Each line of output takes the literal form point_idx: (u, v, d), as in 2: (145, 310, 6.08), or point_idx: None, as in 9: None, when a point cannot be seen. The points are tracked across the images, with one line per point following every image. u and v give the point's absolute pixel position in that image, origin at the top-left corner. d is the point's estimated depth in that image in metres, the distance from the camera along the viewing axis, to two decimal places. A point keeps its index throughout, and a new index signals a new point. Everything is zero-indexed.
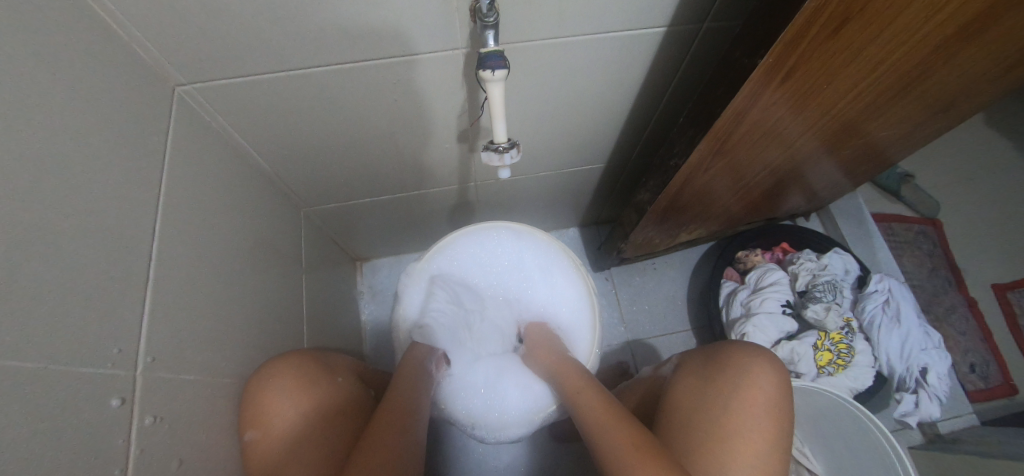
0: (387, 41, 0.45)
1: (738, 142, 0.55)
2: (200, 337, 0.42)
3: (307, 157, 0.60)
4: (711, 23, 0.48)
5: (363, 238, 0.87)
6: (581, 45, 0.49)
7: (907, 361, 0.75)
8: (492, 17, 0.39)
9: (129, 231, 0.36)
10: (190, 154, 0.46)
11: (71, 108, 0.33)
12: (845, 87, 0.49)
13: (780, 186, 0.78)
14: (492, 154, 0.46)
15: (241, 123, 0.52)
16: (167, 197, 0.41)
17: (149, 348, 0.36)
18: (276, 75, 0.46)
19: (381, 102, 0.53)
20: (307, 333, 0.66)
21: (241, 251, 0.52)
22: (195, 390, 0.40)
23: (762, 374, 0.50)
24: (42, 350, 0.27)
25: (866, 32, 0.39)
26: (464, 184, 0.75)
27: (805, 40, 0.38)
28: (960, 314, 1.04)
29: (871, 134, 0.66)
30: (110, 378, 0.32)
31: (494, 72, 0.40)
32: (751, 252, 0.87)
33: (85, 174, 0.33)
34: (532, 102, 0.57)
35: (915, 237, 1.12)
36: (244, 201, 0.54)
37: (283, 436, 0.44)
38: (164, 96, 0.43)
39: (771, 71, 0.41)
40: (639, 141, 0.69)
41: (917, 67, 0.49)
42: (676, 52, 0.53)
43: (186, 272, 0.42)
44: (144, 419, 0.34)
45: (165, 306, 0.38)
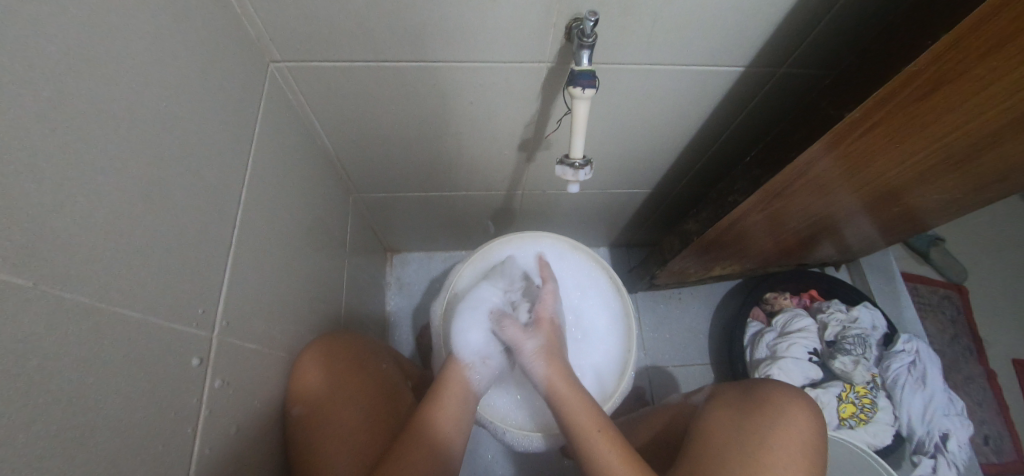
0: (480, 46, 0.46)
1: (795, 190, 0.56)
2: (263, 308, 0.43)
3: (371, 146, 0.62)
4: (790, 68, 0.50)
5: (400, 230, 0.88)
6: (662, 73, 0.50)
7: (928, 424, 0.74)
8: (592, 38, 0.41)
9: (220, 197, 0.37)
10: (274, 129, 0.47)
11: (187, 74, 0.34)
12: (916, 150, 0.50)
13: (818, 236, 0.78)
14: (567, 168, 0.47)
15: (320, 105, 0.53)
16: (252, 169, 0.42)
17: (225, 313, 0.36)
18: (366, 64, 0.48)
19: (456, 103, 0.55)
20: (343, 317, 0.67)
21: (301, 229, 0.53)
22: (255, 359, 0.40)
23: (800, 415, 0.51)
24: (145, 303, 0.28)
25: (952, 103, 0.40)
26: (511, 191, 0.76)
27: (895, 100, 0.39)
28: (978, 385, 1.03)
29: (923, 197, 0.66)
30: (193, 338, 0.33)
31: (583, 90, 0.42)
32: (780, 294, 0.87)
33: (191, 138, 0.34)
34: (599, 121, 0.58)
35: (939, 301, 1.11)
36: (309, 181, 0.55)
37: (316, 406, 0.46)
38: (261, 70, 0.45)
39: (853, 127, 0.42)
40: (691, 172, 0.70)
41: (989, 139, 0.49)
42: (748, 91, 0.54)
43: (258, 243, 0.43)
44: (215, 382, 0.34)
45: (240, 273, 0.39)
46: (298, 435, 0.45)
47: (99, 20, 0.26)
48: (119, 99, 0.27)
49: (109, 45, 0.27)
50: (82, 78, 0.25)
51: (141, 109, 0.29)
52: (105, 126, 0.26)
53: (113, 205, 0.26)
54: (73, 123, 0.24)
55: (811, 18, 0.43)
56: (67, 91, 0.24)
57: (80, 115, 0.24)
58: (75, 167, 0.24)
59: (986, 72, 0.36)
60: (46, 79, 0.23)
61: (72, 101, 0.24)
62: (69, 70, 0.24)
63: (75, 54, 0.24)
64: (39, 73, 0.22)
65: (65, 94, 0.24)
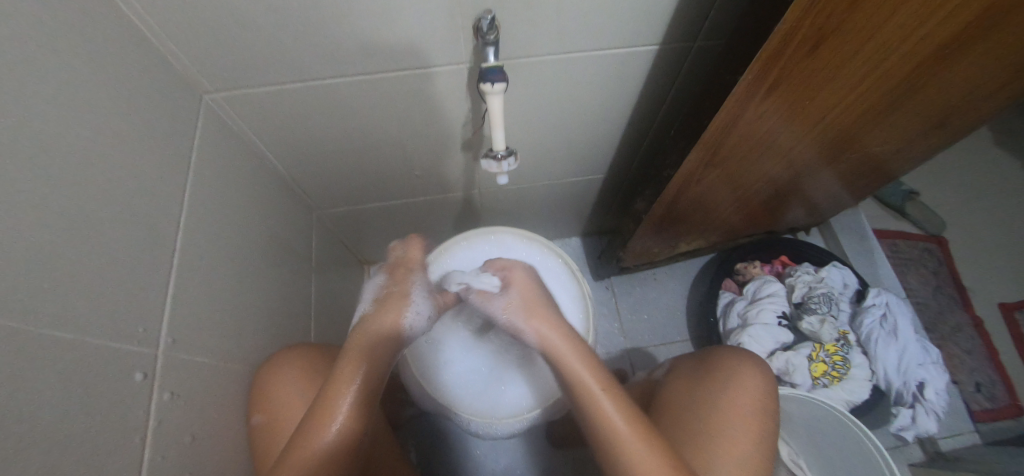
0: (396, 55, 0.48)
1: (727, 156, 0.57)
2: (214, 324, 0.45)
3: (321, 162, 0.64)
4: (703, 41, 0.51)
5: (371, 241, 0.90)
6: (578, 61, 0.52)
7: (904, 375, 0.75)
8: (492, 34, 0.43)
9: (157, 223, 0.39)
10: (214, 157, 0.50)
11: (114, 112, 0.36)
12: (832, 101, 0.51)
13: (777, 198, 0.80)
14: (492, 161, 0.49)
15: (261, 129, 0.56)
16: (192, 195, 0.45)
17: (170, 330, 0.39)
18: (296, 84, 0.50)
19: (392, 113, 0.57)
20: (314, 329, 0.69)
21: (256, 248, 0.55)
22: (209, 373, 0.43)
23: (751, 376, 0.52)
24: (82, 324, 0.31)
25: (843, 50, 0.42)
26: (468, 191, 0.78)
27: (784, 58, 0.41)
28: (966, 334, 1.03)
29: (866, 147, 0.68)
30: (135, 355, 0.35)
31: (493, 85, 0.44)
32: (751, 264, 0.88)
33: (123, 171, 0.36)
34: (533, 113, 0.60)
35: (919, 254, 1.11)
36: (260, 202, 0.58)
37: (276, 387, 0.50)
38: (193, 102, 0.47)
39: (754, 86, 0.44)
40: (638, 153, 0.72)
41: (902, 84, 0.51)
42: (669, 67, 0.55)
43: (206, 264, 0.45)
44: (163, 394, 0.37)
45: (185, 293, 0.41)
46: (263, 439, 0.48)
47: (26, 71, 0.29)
48: (50, 141, 0.30)
49: (35, 93, 0.29)
50: (16, 126, 0.28)
51: (70, 147, 0.32)
52: (37, 166, 0.29)
53: (47, 236, 0.29)
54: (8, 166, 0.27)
55: None
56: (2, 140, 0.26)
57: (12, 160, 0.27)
58: (10, 204, 0.27)
59: (862, 16, 0.38)
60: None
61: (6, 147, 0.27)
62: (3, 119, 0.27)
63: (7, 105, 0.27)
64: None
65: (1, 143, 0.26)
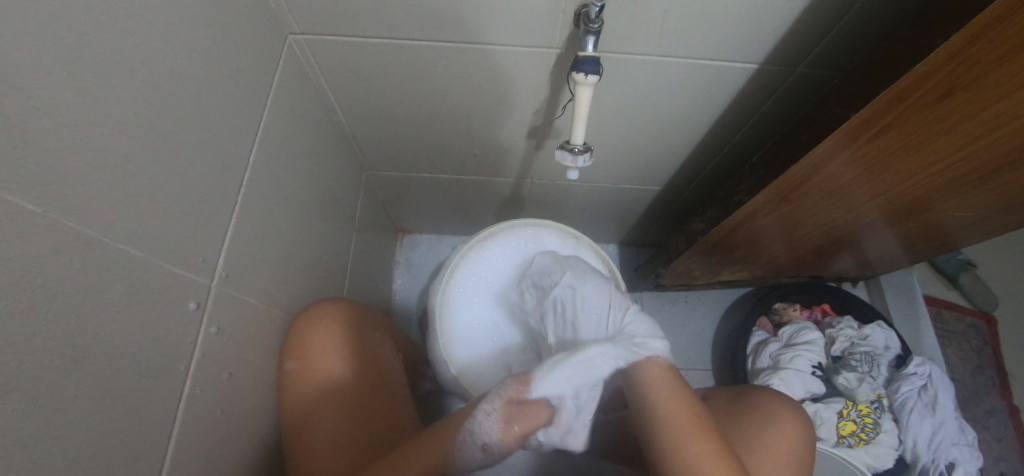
0: (490, 28, 0.46)
1: (805, 193, 0.55)
2: (263, 266, 0.45)
3: (385, 123, 0.63)
4: (805, 68, 0.48)
5: (411, 211, 0.90)
6: (672, 66, 0.50)
7: (935, 452, 0.71)
8: (598, 24, 0.41)
9: (230, 157, 0.39)
10: (289, 100, 0.49)
11: (204, 36, 0.35)
12: (928, 162, 0.48)
13: (835, 246, 0.76)
14: (567, 153, 0.47)
15: (336, 80, 0.55)
16: (262, 134, 0.44)
17: (226, 265, 0.39)
18: (381, 41, 0.49)
19: (468, 86, 0.56)
20: (347, 287, 0.69)
21: (310, 197, 0.55)
22: (252, 314, 0.43)
23: (790, 425, 0.50)
24: (146, 244, 0.30)
25: (965, 111, 0.38)
26: (520, 179, 0.77)
27: (903, 103, 0.38)
28: (999, 420, 0.98)
29: (942, 212, 0.63)
30: (191, 283, 0.35)
31: (587, 76, 0.42)
32: (790, 305, 0.85)
33: (205, 98, 0.36)
34: (608, 111, 0.58)
35: (965, 329, 1.06)
36: (321, 153, 0.58)
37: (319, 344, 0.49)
38: (279, 41, 0.46)
39: (861, 127, 0.41)
40: (703, 172, 0.69)
41: (1009, 158, 0.46)
42: (761, 90, 0.53)
43: (264, 205, 0.45)
44: (211, 328, 0.37)
45: (243, 231, 0.41)
46: (292, 388, 0.47)
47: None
48: (135, 51, 0.29)
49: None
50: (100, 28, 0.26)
51: (154, 61, 0.30)
52: (119, 74, 0.28)
53: (124, 149, 0.28)
54: (83, 68, 0.25)
55: (827, 17, 0.42)
56: (81, 39, 0.25)
57: (90, 62, 0.26)
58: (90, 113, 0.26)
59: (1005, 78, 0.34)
60: (56, 22, 0.24)
61: (85, 48, 0.25)
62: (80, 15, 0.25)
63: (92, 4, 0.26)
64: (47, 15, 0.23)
65: (81, 43, 0.25)
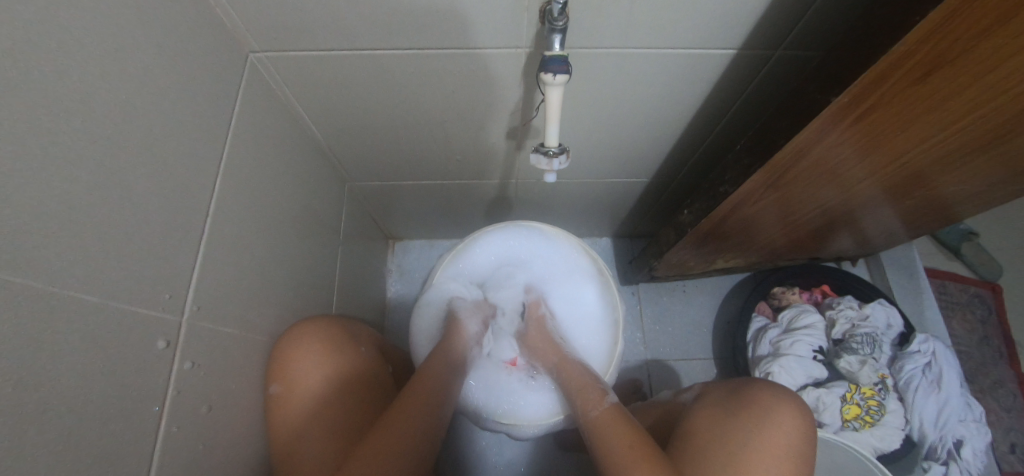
0: (453, 31, 0.45)
1: (794, 179, 0.53)
2: (239, 293, 0.44)
3: (360, 134, 0.62)
4: (785, 50, 0.47)
5: (399, 218, 0.88)
6: (645, 58, 0.48)
7: (941, 430, 0.70)
8: (562, 21, 0.39)
9: (192, 186, 0.38)
10: (254, 120, 0.48)
11: (153, 63, 0.34)
12: (920, 137, 0.46)
13: (829, 228, 0.74)
14: (541, 157, 0.46)
15: (304, 94, 0.53)
16: (228, 158, 0.43)
17: (196, 297, 0.38)
18: (344, 52, 0.47)
19: (440, 91, 0.54)
20: (335, 302, 0.68)
21: (286, 217, 0.54)
22: (230, 343, 0.42)
23: (788, 417, 0.49)
24: (104, 286, 0.29)
25: (952, 84, 0.36)
26: (505, 180, 0.75)
27: (886, 83, 0.36)
28: (1008, 390, 0.97)
29: (939, 186, 0.62)
30: (157, 321, 0.34)
31: (555, 76, 0.40)
32: (789, 289, 0.85)
33: (158, 128, 0.34)
34: (586, 107, 0.56)
35: (969, 300, 1.04)
36: (295, 170, 0.56)
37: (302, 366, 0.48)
38: (239, 61, 0.45)
39: (844, 111, 0.39)
40: (689, 161, 0.68)
41: (1004, 126, 0.44)
42: (742, 76, 0.51)
43: (235, 230, 0.44)
44: (183, 364, 0.36)
45: (213, 260, 0.40)
46: (277, 412, 0.47)
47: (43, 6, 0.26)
48: (73, 87, 0.28)
49: (56, 33, 0.27)
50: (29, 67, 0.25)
51: (95, 95, 0.29)
52: (53, 112, 0.26)
53: (70, 190, 0.27)
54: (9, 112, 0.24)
55: None
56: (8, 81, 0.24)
57: (22, 104, 0.24)
58: (29, 158, 0.25)
59: (988, 50, 0.32)
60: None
61: (16, 90, 0.24)
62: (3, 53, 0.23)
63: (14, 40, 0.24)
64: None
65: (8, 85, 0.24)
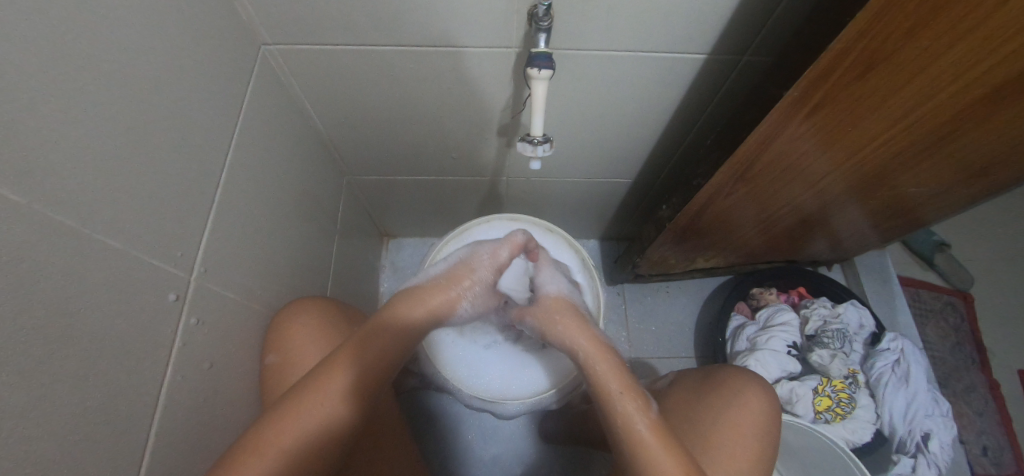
0: (448, 31, 0.50)
1: (761, 174, 0.58)
2: (244, 263, 0.47)
3: (361, 128, 0.66)
4: (750, 56, 0.52)
5: (393, 214, 0.92)
6: (624, 60, 0.53)
7: (910, 424, 0.73)
8: (547, 21, 0.44)
9: (207, 159, 0.42)
10: (264, 106, 0.52)
11: (179, 45, 0.38)
12: (871, 135, 0.51)
13: (803, 228, 0.79)
14: (527, 145, 0.50)
15: (309, 86, 0.58)
16: (239, 137, 0.47)
17: (204, 260, 0.41)
18: (349, 47, 0.52)
19: (436, 88, 0.59)
20: (330, 288, 0.71)
21: (289, 200, 0.58)
22: (233, 308, 0.45)
23: (754, 396, 0.52)
24: (127, 237, 0.33)
25: (890, 82, 0.42)
26: (496, 178, 0.80)
27: (830, 79, 0.41)
28: (980, 394, 1.00)
29: (901, 186, 0.66)
30: (170, 276, 0.37)
31: (540, 71, 0.45)
32: (766, 290, 0.88)
33: (179, 103, 0.38)
34: (571, 106, 0.61)
35: (942, 307, 1.08)
36: (298, 157, 0.60)
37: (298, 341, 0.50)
38: (252, 51, 0.49)
39: (796, 104, 0.44)
40: (670, 161, 0.73)
41: (943, 127, 0.50)
42: (712, 78, 0.56)
43: (242, 205, 0.47)
44: (190, 319, 0.39)
45: (221, 228, 0.43)
46: (272, 381, 0.49)
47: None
48: (110, 54, 0.31)
49: (99, 6, 0.30)
50: (73, 33, 0.28)
51: (128, 67, 0.33)
52: (90, 73, 0.30)
53: (105, 144, 0.31)
54: (44, 61, 0.27)
55: (762, 7, 0.45)
56: (52, 39, 0.27)
57: (65, 63, 0.28)
58: (69, 111, 0.28)
59: (915, 51, 0.38)
60: (14, 13, 0.25)
61: (63, 56, 0.28)
62: (54, 22, 0.27)
63: (62, 6, 0.28)
64: (4, 7, 0.24)
65: (50, 42, 0.27)
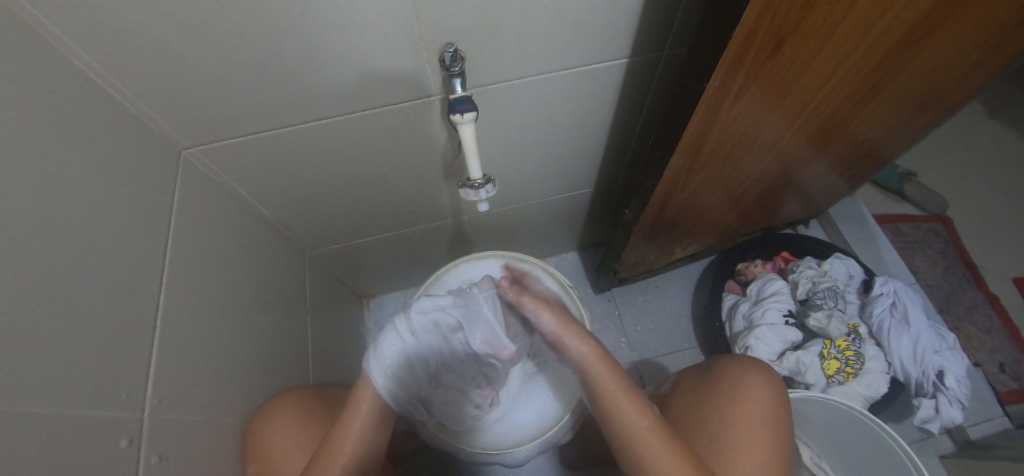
0: (363, 96, 0.49)
1: (711, 160, 0.57)
2: (205, 379, 0.45)
3: (309, 203, 0.65)
4: (668, 50, 0.51)
5: (366, 275, 0.90)
6: (547, 82, 0.53)
7: (922, 364, 0.72)
8: (457, 66, 0.44)
9: (141, 284, 0.40)
10: (198, 210, 0.50)
11: (88, 177, 0.37)
12: (806, 97, 0.51)
13: (769, 194, 0.78)
14: (469, 190, 0.49)
15: (242, 176, 0.56)
16: (174, 250, 0.45)
17: (156, 391, 0.38)
18: (272, 132, 0.51)
19: (369, 150, 0.58)
20: (312, 370, 0.69)
21: (246, 296, 0.56)
22: (201, 430, 0.42)
23: (758, 382, 0.51)
24: (60, 396, 0.30)
25: (806, 47, 0.42)
26: (458, 218, 0.79)
27: (749, 61, 0.41)
28: (983, 313, 0.99)
29: (850, 135, 0.67)
30: (119, 421, 0.34)
31: (462, 115, 0.44)
32: (751, 263, 0.88)
33: (98, 236, 0.36)
34: (510, 136, 0.60)
35: (923, 236, 1.09)
36: (248, 249, 0.58)
37: (277, 440, 0.48)
38: (172, 159, 0.48)
39: (722, 94, 0.44)
40: (623, 163, 0.72)
41: (872, 72, 0.50)
42: (639, 80, 0.56)
43: (193, 319, 0.45)
44: (151, 458, 0.36)
45: (171, 350, 0.41)
46: None
47: None
48: (14, 207, 0.30)
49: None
50: None
51: (35, 217, 0.31)
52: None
53: (25, 302, 0.29)
54: None
55: (665, 6, 0.45)
56: None
57: None
58: None
59: (819, 15, 0.38)
60: None
61: None
62: None
63: None
64: None
65: None
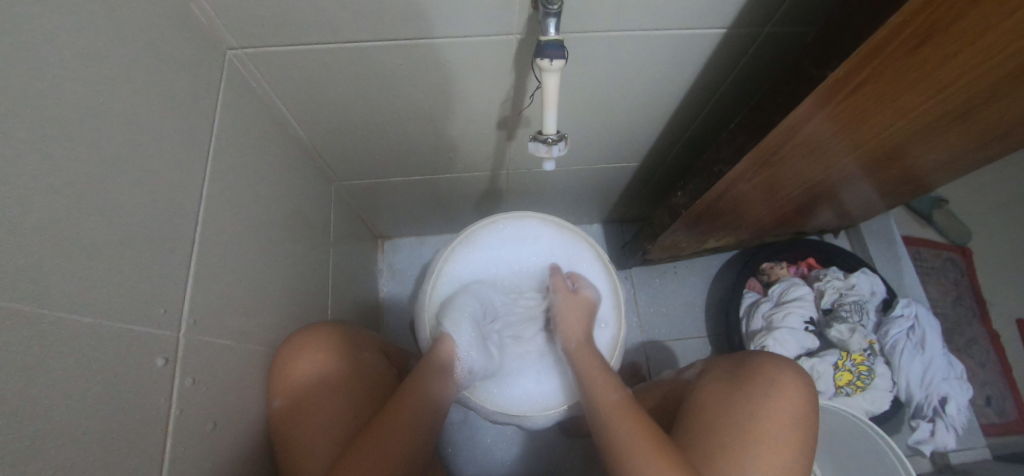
0: (438, 22, 0.43)
1: (784, 157, 0.54)
2: (236, 304, 0.42)
3: (348, 131, 0.60)
4: (773, 27, 0.47)
5: (387, 216, 0.87)
6: (637, 40, 0.48)
7: (927, 389, 0.74)
8: (556, 4, 0.38)
9: (182, 194, 0.36)
10: (238, 121, 0.46)
11: (131, 65, 0.32)
12: (900, 113, 0.48)
13: (811, 203, 0.76)
14: (540, 144, 0.45)
15: (285, 90, 0.51)
16: (214, 162, 0.41)
17: (192, 310, 0.36)
18: (328, 46, 0.45)
19: (427, 84, 0.53)
20: (330, 305, 0.67)
21: (276, 222, 0.52)
22: (230, 356, 0.40)
23: (793, 386, 0.51)
24: (97, 306, 0.27)
25: (940, 54, 0.38)
26: (496, 171, 0.74)
27: (881, 54, 0.37)
28: (981, 347, 1.01)
29: (913, 160, 0.64)
30: (156, 338, 0.32)
31: (552, 62, 0.39)
32: (777, 264, 0.86)
33: (139, 132, 0.32)
34: (578, 94, 0.56)
35: (941, 264, 1.09)
36: (281, 171, 0.54)
37: (307, 378, 0.46)
38: (217, 58, 0.43)
39: (840, 84, 0.41)
40: (679, 142, 0.68)
41: (976, 97, 0.47)
42: (731, 55, 0.51)
43: (228, 240, 0.42)
44: (184, 380, 0.34)
45: (207, 269, 0.38)
46: (282, 427, 0.45)
47: None
48: (37, 84, 0.25)
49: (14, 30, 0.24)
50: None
51: (71, 103, 0.27)
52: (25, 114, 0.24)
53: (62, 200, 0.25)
54: None
55: None
56: None
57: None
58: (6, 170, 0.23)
59: (976, 18, 0.34)
60: None
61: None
62: None
63: None
64: None
65: None
